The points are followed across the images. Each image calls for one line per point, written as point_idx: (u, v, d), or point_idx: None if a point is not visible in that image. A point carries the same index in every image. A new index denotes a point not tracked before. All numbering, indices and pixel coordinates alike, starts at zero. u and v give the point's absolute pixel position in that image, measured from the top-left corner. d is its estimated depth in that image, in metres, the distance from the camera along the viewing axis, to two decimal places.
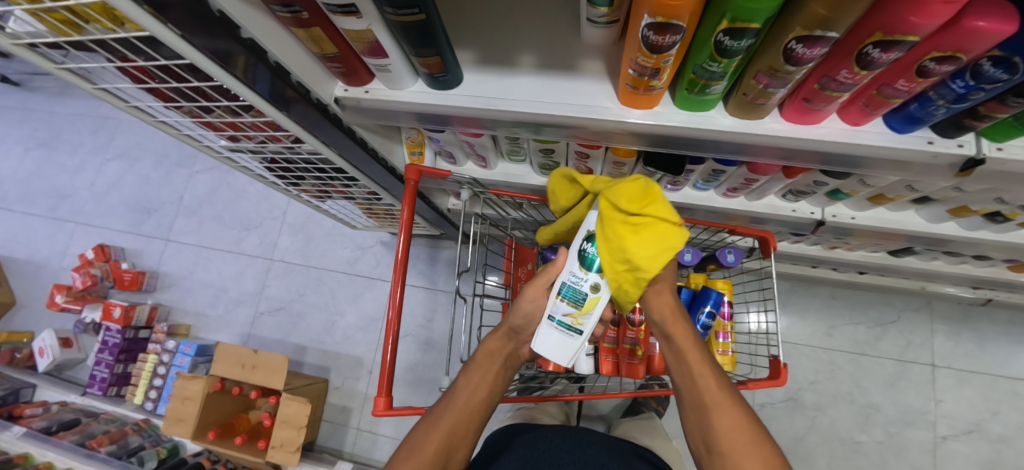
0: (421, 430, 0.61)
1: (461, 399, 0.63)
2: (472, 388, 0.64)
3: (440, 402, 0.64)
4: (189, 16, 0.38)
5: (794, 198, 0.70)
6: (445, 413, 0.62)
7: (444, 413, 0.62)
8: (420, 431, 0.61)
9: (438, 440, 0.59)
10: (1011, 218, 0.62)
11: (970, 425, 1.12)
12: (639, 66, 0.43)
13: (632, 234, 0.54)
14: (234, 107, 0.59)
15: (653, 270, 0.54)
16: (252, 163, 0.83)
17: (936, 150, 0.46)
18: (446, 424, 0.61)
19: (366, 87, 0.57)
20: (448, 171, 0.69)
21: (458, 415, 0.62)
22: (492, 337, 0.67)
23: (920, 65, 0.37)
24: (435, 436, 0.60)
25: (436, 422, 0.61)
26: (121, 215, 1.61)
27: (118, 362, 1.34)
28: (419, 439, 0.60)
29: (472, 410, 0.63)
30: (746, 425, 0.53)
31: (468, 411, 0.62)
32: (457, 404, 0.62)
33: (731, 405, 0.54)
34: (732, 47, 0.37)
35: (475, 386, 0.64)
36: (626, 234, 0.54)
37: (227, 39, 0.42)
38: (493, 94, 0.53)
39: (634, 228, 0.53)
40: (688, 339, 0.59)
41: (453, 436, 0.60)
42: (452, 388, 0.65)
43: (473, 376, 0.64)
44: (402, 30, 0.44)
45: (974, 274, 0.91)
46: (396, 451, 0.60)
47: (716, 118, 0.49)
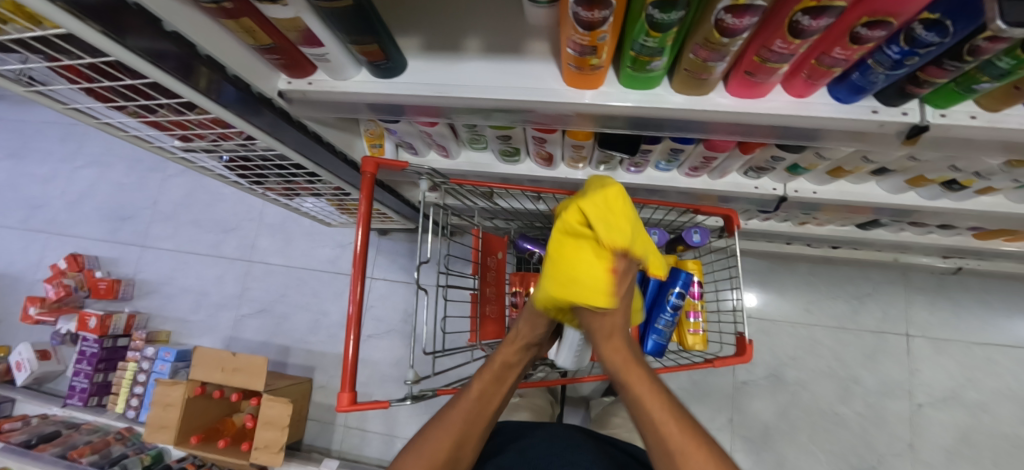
0: (423, 437, 0.61)
1: (468, 408, 0.64)
2: (479, 395, 0.65)
3: (448, 407, 0.64)
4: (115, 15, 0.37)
5: (755, 175, 0.70)
6: (453, 419, 0.62)
7: (452, 418, 0.62)
8: (422, 438, 0.61)
9: (447, 444, 0.60)
10: (966, 185, 0.63)
11: (946, 393, 1.14)
12: (576, 45, 0.42)
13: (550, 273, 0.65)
14: (176, 105, 0.57)
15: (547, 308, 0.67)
16: (209, 163, 0.81)
17: (881, 119, 0.46)
18: (453, 427, 0.61)
19: (310, 78, 0.55)
20: (405, 163, 0.67)
21: (463, 420, 0.62)
22: (507, 348, 0.69)
23: (853, 31, 0.37)
24: (439, 441, 0.60)
25: (446, 427, 0.61)
26: (94, 223, 1.57)
27: (98, 372, 1.33)
28: (421, 448, 0.59)
29: (478, 416, 0.64)
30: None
31: (473, 417, 0.63)
32: (462, 411, 0.63)
33: (696, 436, 0.53)
34: (664, 20, 0.37)
35: (483, 393, 0.65)
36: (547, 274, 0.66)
37: (156, 38, 0.41)
38: (442, 81, 0.51)
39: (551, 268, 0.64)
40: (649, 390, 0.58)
41: (458, 444, 0.61)
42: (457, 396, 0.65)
43: (481, 383, 0.65)
44: (334, 17, 0.43)
45: (943, 243, 0.92)
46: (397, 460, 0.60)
47: (663, 95, 0.49)
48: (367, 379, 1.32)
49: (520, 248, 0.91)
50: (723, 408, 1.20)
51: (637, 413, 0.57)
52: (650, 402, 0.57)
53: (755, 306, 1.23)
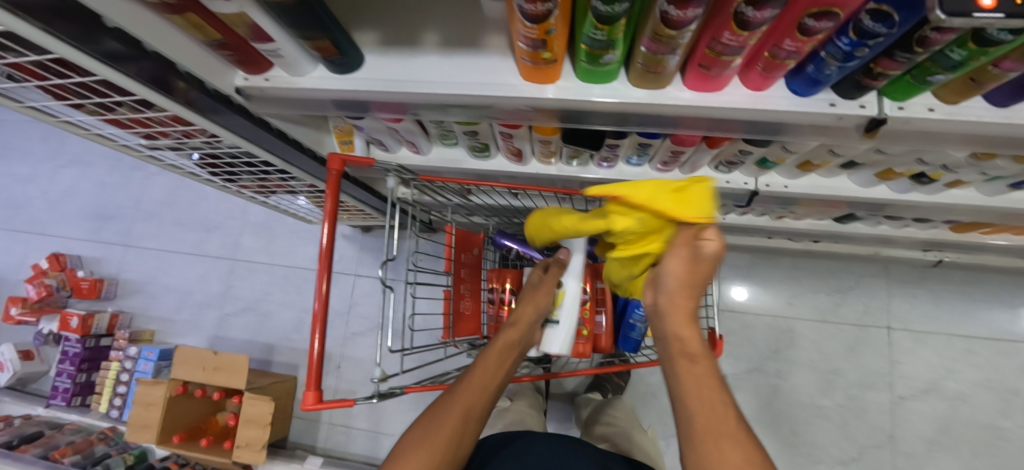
0: (420, 430, 0.54)
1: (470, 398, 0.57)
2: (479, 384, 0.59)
3: (453, 388, 0.58)
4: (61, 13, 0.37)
5: (726, 169, 0.69)
6: (457, 399, 0.57)
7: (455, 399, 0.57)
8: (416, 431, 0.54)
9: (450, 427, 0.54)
10: (935, 179, 0.62)
11: (927, 384, 1.14)
12: (526, 39, 0.41)
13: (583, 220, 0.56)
14: (133, 103, 0.56)
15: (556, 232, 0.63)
16: (179, 161, 0.79)
17: (839, 112, 0.45)
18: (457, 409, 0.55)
19: (267, 75, 0.54)
20: (371, 160, 0.67)
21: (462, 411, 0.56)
22: (508, 330, 0.66)
23: (801, 23, 0.36)
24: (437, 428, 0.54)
25: (449, 407, 0.55)
26: (77, 222, 1.55)
27: (81, 372, 1.32)
28: (418, 441, 0.53)
29: (479, 405, 0.58)
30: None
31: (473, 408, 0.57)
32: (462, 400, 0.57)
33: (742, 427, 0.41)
34: (609, 13, 0.36)
35: (486, 381, 0.60)
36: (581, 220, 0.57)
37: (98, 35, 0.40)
38: (400, 77, 0.51)
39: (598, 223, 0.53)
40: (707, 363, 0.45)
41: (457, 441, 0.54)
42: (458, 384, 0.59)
43: (482, 369, 0.61)
44: (280, 11, 0.42)
45: (921, 236, 0.92)
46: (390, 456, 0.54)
47: (621, 89, 0.48)
48: (351, 376, 1.32)
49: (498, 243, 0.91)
50: None
51: (686, 391, 0.44)
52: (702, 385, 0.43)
53: (738, 300, 1.23)
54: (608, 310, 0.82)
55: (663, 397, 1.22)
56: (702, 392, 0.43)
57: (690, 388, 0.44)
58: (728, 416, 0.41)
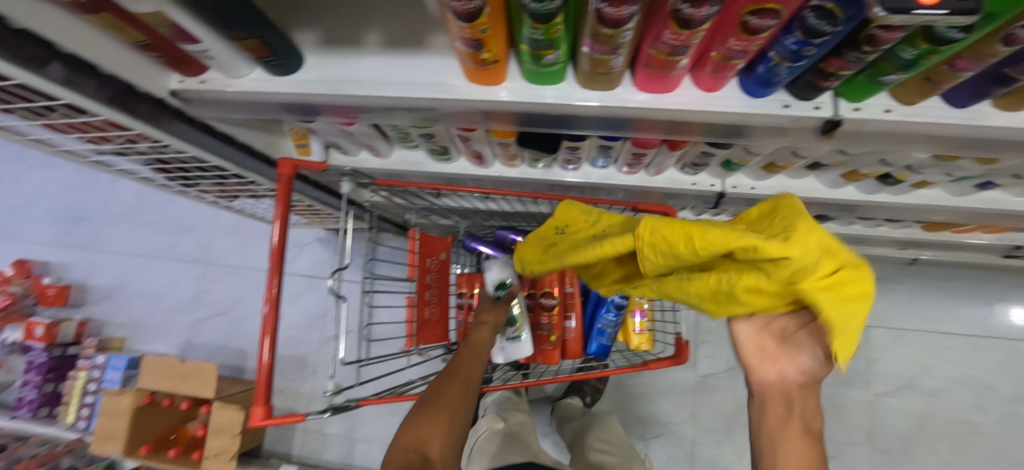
0: (423, 408, 0.57)
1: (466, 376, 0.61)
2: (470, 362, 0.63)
3: (440, 378, 0.61)
4: None
5: (692, 171, 0.68)
6: (446, 385, 0.59)
7: (444, 387, 0.59)
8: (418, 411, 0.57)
9: (443, 413, 0.56)
10: (900, 179, 0.61)
11: (903, 381, 1.14)
12: (463, 40, 0.39)
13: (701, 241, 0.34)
14: (64, 108, 0.53)
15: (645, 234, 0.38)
16: (131, 167, 0.76)
17: (792, 114, 0.44)
18: (446, 395, 0.58)
19: (203, 77, 0.51)
20: (324, 164, 0.65)
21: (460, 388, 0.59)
22: (482, 318, 0.71)
23: (743, 20, 0.34)
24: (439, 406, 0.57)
25: (440, 394, 0.58)
26: (43, 227, 1.51)
27: (47, 382, 1.28)
28: (422, 418, 0.55)
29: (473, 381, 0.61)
30: None
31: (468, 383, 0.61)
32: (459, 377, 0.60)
33: None
34: (542, 11, 0.34)
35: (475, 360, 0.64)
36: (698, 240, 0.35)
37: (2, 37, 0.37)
38: (340, 78, 0.49)
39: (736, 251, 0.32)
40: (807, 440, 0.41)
41: (459, 414, 0.57)
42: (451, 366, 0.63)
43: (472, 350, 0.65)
44: (197, 9, 0.39)
45: (894, 235, 0.91)
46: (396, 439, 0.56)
47: (569, 91, 0.47)
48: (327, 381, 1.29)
49: (467, 247, 0.89)
50: (684, 403, 1.20)
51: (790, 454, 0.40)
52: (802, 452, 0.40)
53: None
54: (578, 315, 0.80)
55: (641, 398, 1.21)
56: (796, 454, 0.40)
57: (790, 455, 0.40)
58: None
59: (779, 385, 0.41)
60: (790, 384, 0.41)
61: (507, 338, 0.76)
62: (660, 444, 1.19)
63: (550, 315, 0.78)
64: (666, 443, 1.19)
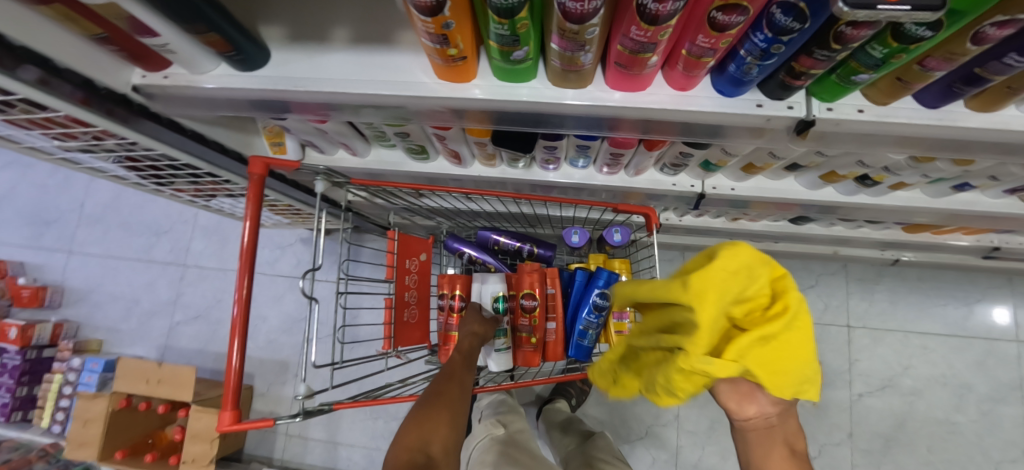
0: (423, 407, 0.54)
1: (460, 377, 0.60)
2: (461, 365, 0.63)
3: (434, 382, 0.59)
4: None
5: (672, 171, 0.67)
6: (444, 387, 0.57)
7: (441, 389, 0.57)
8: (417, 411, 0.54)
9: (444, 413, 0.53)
10: (878, 181, 0.61)
11: (884, 381, 1.15)
12: (427, 35, 0.38)
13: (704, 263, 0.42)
14: (22, 103, 0.51)
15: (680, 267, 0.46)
16: (100, 165, 0.74)
17: (765, 114, 0.43)
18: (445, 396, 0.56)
19: (166, 72, 0.50)
20: (297, 163, 0.64)
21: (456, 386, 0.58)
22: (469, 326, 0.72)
23: (710, 16, 0.33)
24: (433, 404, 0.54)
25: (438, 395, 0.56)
26: (15, 228, 1.46)
27: (20, 386, 1.25)
28: (422, 416, 0.52)
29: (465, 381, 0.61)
30: None
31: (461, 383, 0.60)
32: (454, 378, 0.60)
33: None
34: (505, 4, 0.33)
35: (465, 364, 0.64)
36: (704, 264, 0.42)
37: None
38: (303, 74, 0.47)
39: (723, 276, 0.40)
40: None
41: (458, 411, 0.55)
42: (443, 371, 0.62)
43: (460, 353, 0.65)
44: (150, 1, 0.38)
45: (875, 236, 0.92)
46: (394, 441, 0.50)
47: (539, 89, 0.46)
48: None
49: (449, 248, 0.88)
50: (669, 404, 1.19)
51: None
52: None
53: None
54: (559, 318, 0.80)
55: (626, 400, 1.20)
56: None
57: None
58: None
59: (763, 422, 0.39)
60: (769, 418, 0.39)
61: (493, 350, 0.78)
62: (644, 446, 1.18)
63: (531, 317, 0.78)
64: (650, 444, 1.18)
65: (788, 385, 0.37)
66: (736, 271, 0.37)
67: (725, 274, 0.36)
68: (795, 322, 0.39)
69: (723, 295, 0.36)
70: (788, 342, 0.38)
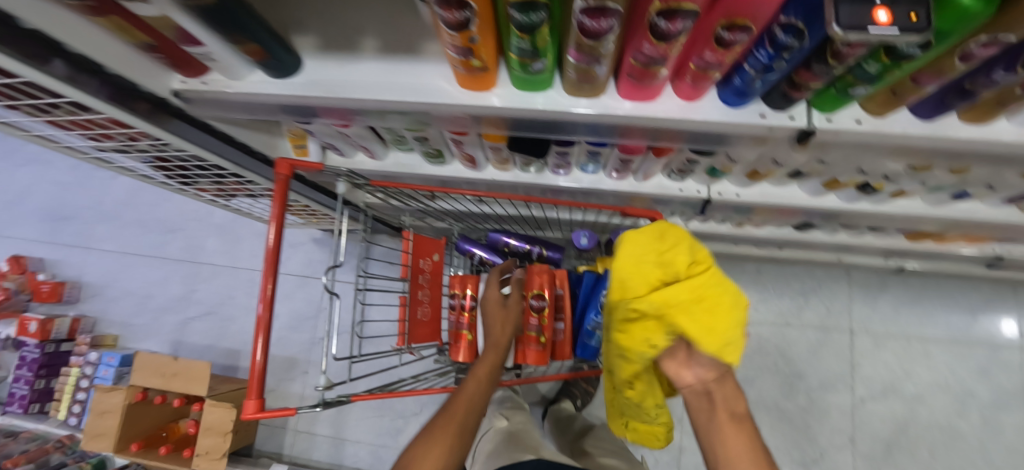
0: (432, 428, 0.56)
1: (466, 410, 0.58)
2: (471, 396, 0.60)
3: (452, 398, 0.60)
4: None
5: (678, 177, 0.70)
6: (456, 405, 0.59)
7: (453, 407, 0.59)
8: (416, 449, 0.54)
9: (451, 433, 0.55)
10: (878, 188, 0.64)
11: (886, 387, 1.16)
12: (453, 47, 0.41)
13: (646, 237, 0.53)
14: (68, 105, 0.55)
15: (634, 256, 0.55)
16: (130, 164, 0.78)
17: (769, 124, 0.46)
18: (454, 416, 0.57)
19: (204, 78, 0.53)
20: (321, 164, 0.67)
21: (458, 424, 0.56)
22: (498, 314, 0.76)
23: (716, 34, 0.36)
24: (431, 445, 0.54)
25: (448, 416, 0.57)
26: (34, 224, 1.49)
27: (38, 378, 1.28)
28: (430, 438, 0.55)
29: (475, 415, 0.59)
30: None
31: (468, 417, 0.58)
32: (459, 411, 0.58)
33: None
34: (527, 22, 0.36)
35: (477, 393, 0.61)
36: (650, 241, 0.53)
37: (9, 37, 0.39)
38: (333, 81, 0.51)
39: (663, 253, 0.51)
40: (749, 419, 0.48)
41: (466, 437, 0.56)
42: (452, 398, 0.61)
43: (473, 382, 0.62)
44: (200, 14, 0.41)
45: (877, 243, 0.94)
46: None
47: (555, 98, 0.49)
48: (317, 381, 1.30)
49: (461, 249, 0.90)
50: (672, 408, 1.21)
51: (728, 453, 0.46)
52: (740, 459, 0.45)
53: None
54: (568, 317, 0.82)
55: None
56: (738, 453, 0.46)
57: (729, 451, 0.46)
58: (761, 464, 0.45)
59: (699, 388, 0.49)
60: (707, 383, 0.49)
61: None
62: (647, 448, 1.20)
63: (542, 316, 0.78)
64: (653, 446, 1.20)
65: (709, 339, 0.45)
66: (649, 236, 0.52)
67: (643, 241, 0.52)
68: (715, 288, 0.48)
69: (634, 255, 0.51)
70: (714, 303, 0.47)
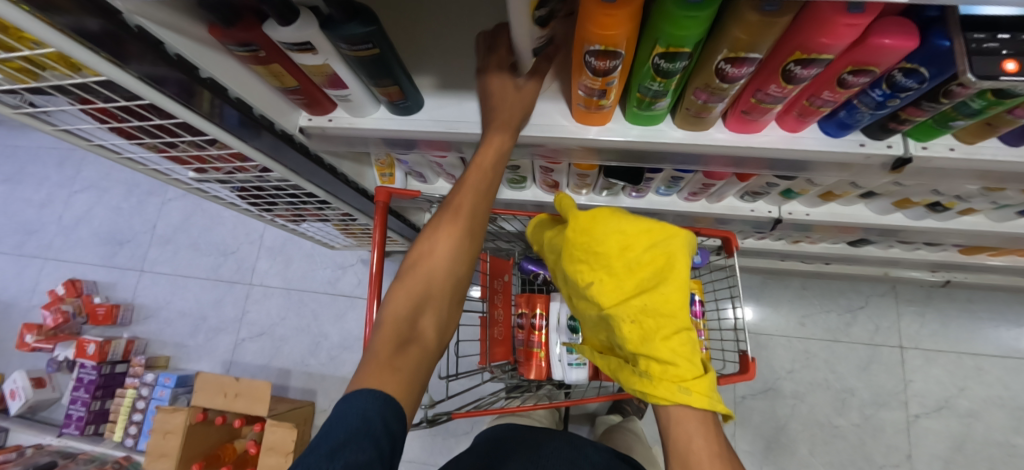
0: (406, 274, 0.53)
1: (444, 265, 0.53)
2: (444, 250, 0.54)
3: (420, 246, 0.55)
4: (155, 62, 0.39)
5: (751, 199, 0.74)
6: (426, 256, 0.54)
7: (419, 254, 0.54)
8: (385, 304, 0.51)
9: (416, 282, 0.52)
10: (948, 207, 0.67)
11: (939, 402, 1.16)
12: (587, 88, 0.45)
13: (582, 233, 0.58)
14: (198, 141, 0.59)
15: (598, 230, 0.57)
16: (223, 192, 0.83)
17: (868, 152, 0.50)
18: (419, 267, 0.53)
19: (330, 115, 0.58)
20: (417, 191, 0.71)
21: (433, 276, 0.53)
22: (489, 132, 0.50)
23: (839, 77, 0.40)
24: (400, 307, 0.51)
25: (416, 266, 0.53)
26: (91, 247, 1.54)
27: (95, 399, 1.30)
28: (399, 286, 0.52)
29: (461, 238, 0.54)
30: None
31: (450, 271, 0.53)
32: (434, 267, 0.53)
33: None
34: (669, 68, 0.40)
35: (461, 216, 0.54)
36: (577, 237, 0.59)
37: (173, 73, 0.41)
38: (453, 118, 0.55)
39: (584, 253, 0.58)
40: (697, 423, 0.47)
41: (434, 288, 0.53)
42: (417, 253, 0.55)
43: (445, 227, 0.54)
44: (359, 64, 0.46)
45: (930, 258, 0.96)
46: (364, 350, 0.48)
47: (666, 132, 0.53)
48: None
49: (524, 268, 0.93)
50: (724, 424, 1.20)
51: (687, 444, 0.46)
52: (698, 449, 0.45)
53: (751, 320, 1.25)
54: None
55: None
56: (692, 429, 0.47)
57: (680, 430, 0.47)
58: (715, 448, 0.45)
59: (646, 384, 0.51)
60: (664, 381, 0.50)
61: (569, 363, 0.82)
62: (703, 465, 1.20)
63: None
64: None
65: (668, 327, 0.52)
66: (580, 236, 0.59)
67: (643, 227, 0.56)
68: (624, 313, 0.53)
69: (614, 230, 0.56)
70: (644, 314, 0.53)
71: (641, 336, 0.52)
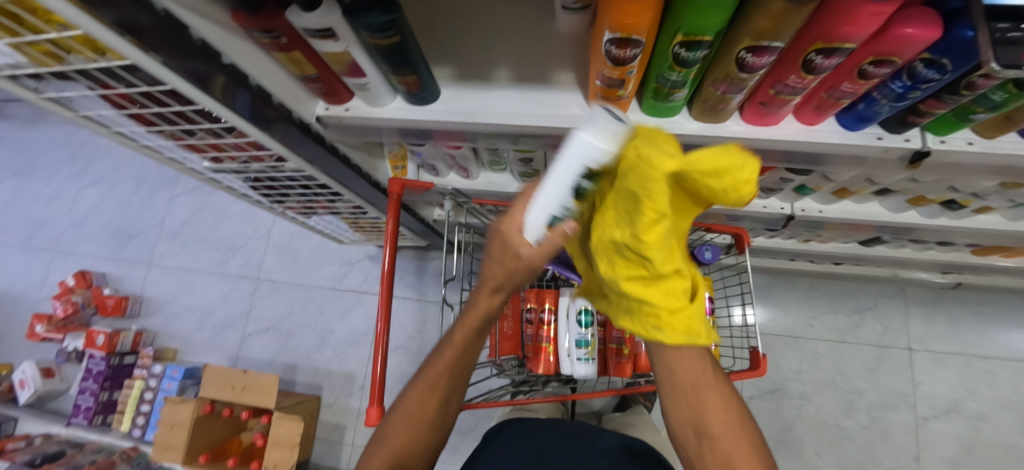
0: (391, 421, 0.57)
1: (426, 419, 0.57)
2: (427, 404, 0.57)
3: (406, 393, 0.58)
4: (178, 46, 0.39)
5: (764, 194, 0.74)
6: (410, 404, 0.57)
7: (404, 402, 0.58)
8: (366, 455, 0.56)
9: (399, 434, 0.56)
10: (964, 204, 0.66)
11: (948, 405, 1.15)
12: (606, 78, 0.45)
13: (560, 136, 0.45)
14: (217, 128, 0.59)
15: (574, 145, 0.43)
16: (235, 183, 0.83)
17: (886, 145, 0.49)
18: (402, 415, 0.57)
19: (347, 105, 0.58)
20: (430, 183, 0.71)
21: (414, 432, 0.56)
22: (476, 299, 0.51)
23: (860, 68, 0.40)
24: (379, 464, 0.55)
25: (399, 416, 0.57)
26: (100, 241, 1.55)
27: (103, 390, 1.31)
28: (381, 435, 0.57)
29: (445, 392, 0.57)
30: (724, 408, 0.44)
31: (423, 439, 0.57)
32: (416, 421, 0.57)
33: (727, 412, 0.44)
34: (688, 57, 0.40)
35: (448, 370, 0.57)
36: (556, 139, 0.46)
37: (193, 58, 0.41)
38: (470, 109, 0.55)
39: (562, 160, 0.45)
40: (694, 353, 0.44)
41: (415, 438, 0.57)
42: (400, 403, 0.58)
43: (428, 380, 0.57)
44: (379, 52, 0.46)
45: (942, 258, 0.96)
46: None
47: (682, 123, 0.53)
48: None
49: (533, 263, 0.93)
50: None
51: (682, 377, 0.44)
52: (695, 379, 0.44)
53: (758, 320, 1.25)
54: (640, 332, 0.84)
55: None
56: (685, 362, 0.44)
57: (671, 362, 0.44)
58: (710, 377, 0.44)
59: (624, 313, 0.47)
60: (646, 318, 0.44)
61: (578, 358, 0.82)
62: None
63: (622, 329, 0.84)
64: None
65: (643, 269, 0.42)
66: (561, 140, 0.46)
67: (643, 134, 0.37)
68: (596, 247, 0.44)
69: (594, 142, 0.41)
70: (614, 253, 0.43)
71: (613, 271, 0.44)
